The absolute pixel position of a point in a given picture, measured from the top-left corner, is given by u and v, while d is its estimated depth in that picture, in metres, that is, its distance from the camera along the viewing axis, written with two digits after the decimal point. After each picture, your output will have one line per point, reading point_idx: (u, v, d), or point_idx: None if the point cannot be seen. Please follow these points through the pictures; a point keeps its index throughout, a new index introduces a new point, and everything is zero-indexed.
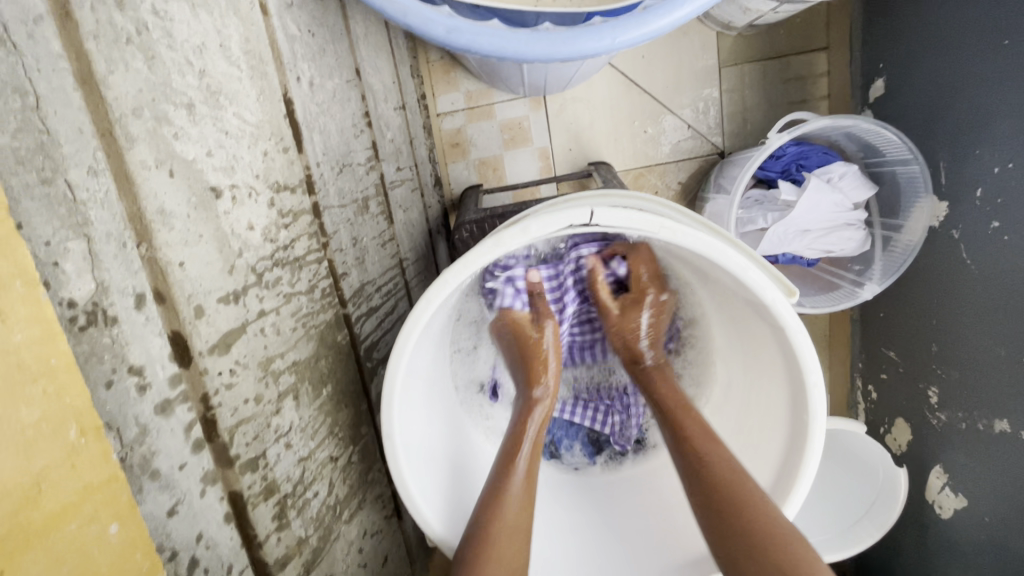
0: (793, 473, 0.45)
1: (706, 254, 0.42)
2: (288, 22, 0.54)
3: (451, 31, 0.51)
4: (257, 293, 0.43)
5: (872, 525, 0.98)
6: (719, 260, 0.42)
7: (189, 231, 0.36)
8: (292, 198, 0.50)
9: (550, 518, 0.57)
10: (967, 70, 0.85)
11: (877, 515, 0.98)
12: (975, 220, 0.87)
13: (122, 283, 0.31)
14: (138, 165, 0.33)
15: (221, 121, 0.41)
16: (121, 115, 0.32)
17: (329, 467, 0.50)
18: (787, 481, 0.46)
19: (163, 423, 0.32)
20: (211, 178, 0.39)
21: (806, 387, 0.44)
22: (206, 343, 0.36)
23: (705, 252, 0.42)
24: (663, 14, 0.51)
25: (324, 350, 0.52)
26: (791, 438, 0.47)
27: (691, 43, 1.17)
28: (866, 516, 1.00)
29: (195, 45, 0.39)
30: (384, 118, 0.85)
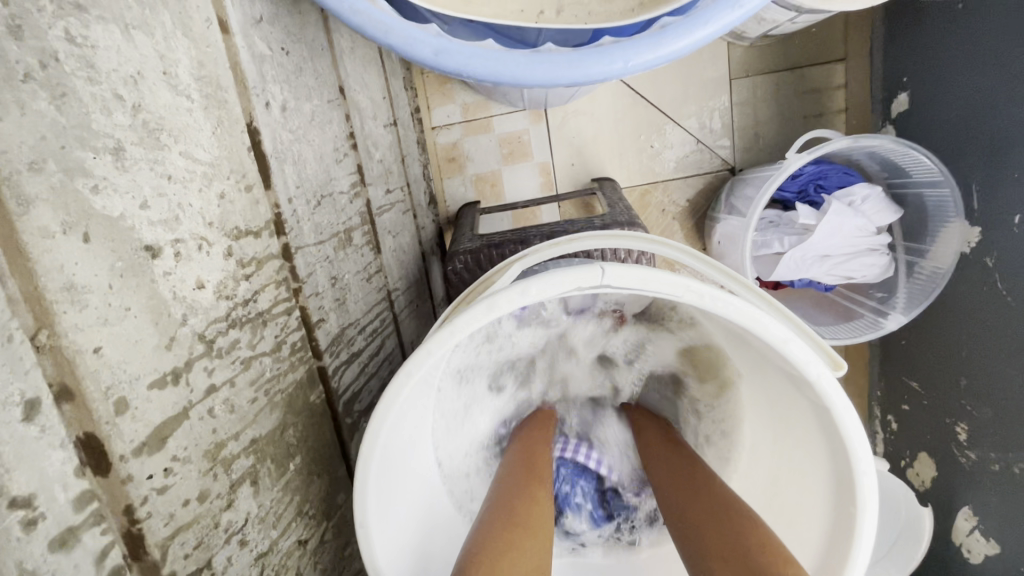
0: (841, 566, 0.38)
1: (739, 321, 0.36)
2: (255, 39, 0.48)
3: (439, 52, 0.45)
4: (206, 365, 0.36)
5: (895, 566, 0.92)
6: (755, 328, 0.36)
7: (111, 305, 0.29)
8: (255, 243, 0.44)
9: None
10: (1004, 87, 0.78)
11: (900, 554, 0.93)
12: (1011, 248, 0.80)
13: (5, 390, 0.24)
14: (37, 233, 0.26)
15: (161, 164, 0.35)
16: (11, 173, 0.25)
17: (295, 556, 0.43)
18: (830, 572, 0.39)
19: (63, 559, 0.26)
20: (146, 235, 0.33)
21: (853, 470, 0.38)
22: (131, 443, 0.29)
23: (738, 319, 0.36)
24: (683, 35, 0.44)
25: (292, 417, 0.45)
26: (832, 528, 0.40)
27: (701, 53, 1.11)
28: (889, 556, 0.94)
29: (128, 76, 0.33)
30: (371, 137, 0.79)
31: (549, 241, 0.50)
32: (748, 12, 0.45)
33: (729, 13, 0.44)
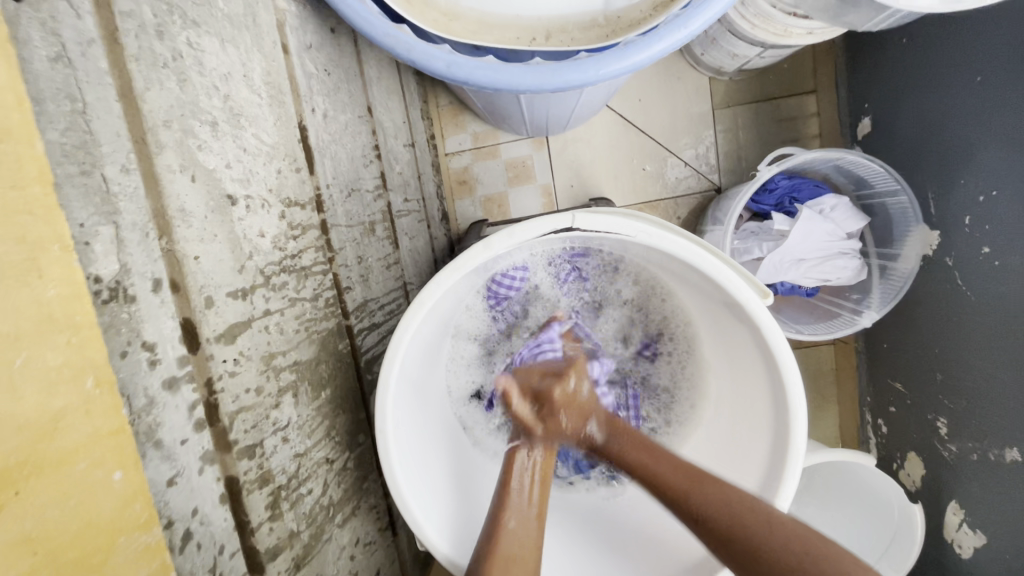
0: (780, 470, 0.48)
1: (682, 256, 0.46)
2: (306, 60, 0.61)
3: (450, 65, 0.57)
4: (264, 293, 0.46)
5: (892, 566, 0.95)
6: (696, 262, 0.46)
7: (205, 229, 0.40)
8: (301, 213, 0.55)
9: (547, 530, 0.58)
10: (943, 106, 0.89)
11: (896, 554, 0.95)
12: (966, 247, 0.89)
13: (143, 268, 0.34)
14: (164, 168, 0.37)
15: (240, 140, 0.46)
16: (153, 126, 0.36)
17: (323, 468, 0.51)
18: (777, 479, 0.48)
19: (169, 398, 0.35)
20: (228, 187, 0.44)
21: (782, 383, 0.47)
22: (214, 331, 0.39)
23: (682, 255, 0.46)
24: (643, 49, 0.56)
25: (325, 354, 0.55)
26: (774, 440, 0.49)
27: (685, 87, 1.24)
28: (885, 556, 0.96)
29: (222, 74, 0.45)
30: (393, 153, 0.91)
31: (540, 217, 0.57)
32: (695, 31, 0.56)
33: (679, 32, 0.56)
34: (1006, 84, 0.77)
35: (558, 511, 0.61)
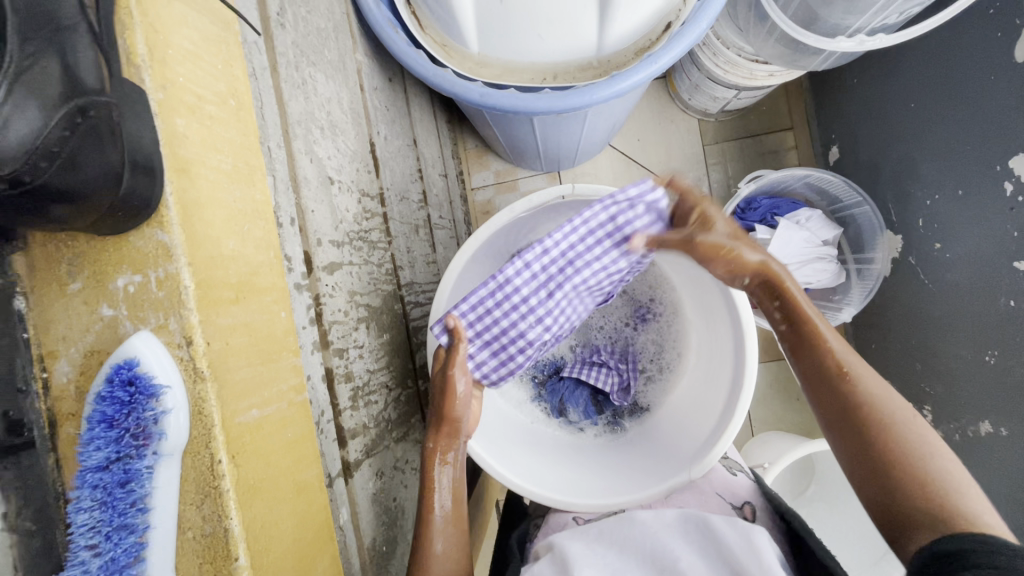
0: (740, 384, 0.64)
1: None
2: (373, 97, 0.81)
3: (483, 95, 0.78)
4: (348, 249, 0.63)
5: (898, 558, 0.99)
6: None
7: (317, 195, 0.58)
8: (370, 203, 0.73)
9: (564, 459, 0.71)
10: (890, 129, 1.06)
11: None
12: (922, 245, 1.02)
13: (286, 209, 0.51)
14: (297, 150, 0.55)
15: (336, 143, 0.65)
16: (293, 123, 0.55)
17: (384, 389, 0.66)
18: (738, 391, 0.64)
19: (297, 296, 0.51)
20: (329, 172, 0.62)
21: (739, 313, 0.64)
22: (321, 263, 0.56)
23: None
24: (626, 79, 0.75)
25: (385, 308, 0.71)
26: (736, 353, 0.65)
27: (677, 128, 1.44)
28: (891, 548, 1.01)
29: (327, 98, 0.64)
30: (430, 178, 1.11)
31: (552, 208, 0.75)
32: (664, 65, 0.75)
33: (651, 66, 0.75)
34: (934, 107, 0.94)
35: (569, 445, 0.75)
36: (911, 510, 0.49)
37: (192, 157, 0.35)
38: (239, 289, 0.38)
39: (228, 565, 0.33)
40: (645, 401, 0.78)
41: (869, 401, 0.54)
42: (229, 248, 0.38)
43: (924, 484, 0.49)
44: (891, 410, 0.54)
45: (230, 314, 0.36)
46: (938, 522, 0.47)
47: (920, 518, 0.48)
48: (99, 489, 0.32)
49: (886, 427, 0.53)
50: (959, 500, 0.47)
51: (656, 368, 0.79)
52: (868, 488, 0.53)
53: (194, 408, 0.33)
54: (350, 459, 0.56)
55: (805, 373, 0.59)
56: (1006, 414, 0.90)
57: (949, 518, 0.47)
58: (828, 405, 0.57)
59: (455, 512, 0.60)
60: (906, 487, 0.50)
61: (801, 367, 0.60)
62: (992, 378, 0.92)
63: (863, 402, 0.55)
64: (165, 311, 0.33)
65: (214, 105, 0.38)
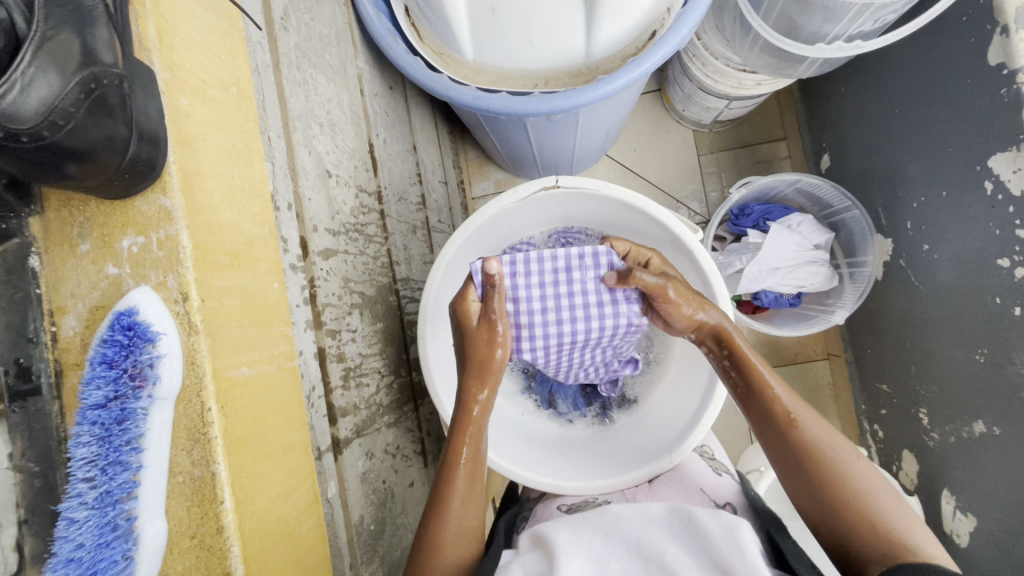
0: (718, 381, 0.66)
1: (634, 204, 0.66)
2: (374, 103, 0.86)
3: (476, 97, 0.82)
4: (344, 238, 0.66)
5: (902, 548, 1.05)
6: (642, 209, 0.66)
7: (315, 185, 0.61)
8: (368, 198, 0.76)
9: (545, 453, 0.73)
10: (875, 134, 1.09)
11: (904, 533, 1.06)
12: (912, 247, 1.04)
13: (283, 195, 0.55)
14: (296, 142, 0.59)
15: (335, 139, 0.69)
16: (293, 118, 0.59)
17: (377, 374, 0.68)
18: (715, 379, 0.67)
19: (292, 276, 0.55)
20: (327, 165, 0.66)
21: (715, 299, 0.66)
22: (317, 248, 0.60)
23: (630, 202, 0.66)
24: (610, 82, 0.79)
25: (380, 297, 0.74)
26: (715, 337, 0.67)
27: (672, 138, 1.48)
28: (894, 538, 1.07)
29: (328, 98, 0.68)
30: (430, 183, 1.15)
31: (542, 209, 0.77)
32: (647, 69, 0.79)
33: (635, 69, 0.78)
34: (915, 111, 0.97)
35: (559, 440, 0.76)
36: (866, 549, 0.52)
37: (196, 133, 0.39)
38: (235, 256, 0.41)
39: (214, 508, 0.35)
40: (633, 394, 0.80)
41: (814, 443, 0.57)
42: (226, 217, 0.41)
43: (859, 509, 0.54)
44: (835, 449, 0.57)
45: (226, 276, 0.39)
46: (889, 557, 0.50)
47: (872, 556, 0.51)
48: (93, 426, 0.34)
49: (830, 464, 0.56)
50: (903, 537, 0.51)
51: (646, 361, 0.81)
52: (823, 527, 0.56)
53: (187, 359, 0.36)
54: (340, 436, 0.58)
55: (748, 411, 0.62)
56: (997, 412, 0.90)
57: (898, 555, 0.50)
58: (778, 447, 0.59)
59: (470, 522, 0.60)
60: (852, 525, 0.54)
61: (751, 413, 0.62)
62: (982, 378, 0.92)
63: (810, 444, 0.57)
64: (164, 269, 0.36)
65: (218, 91, 0.42)
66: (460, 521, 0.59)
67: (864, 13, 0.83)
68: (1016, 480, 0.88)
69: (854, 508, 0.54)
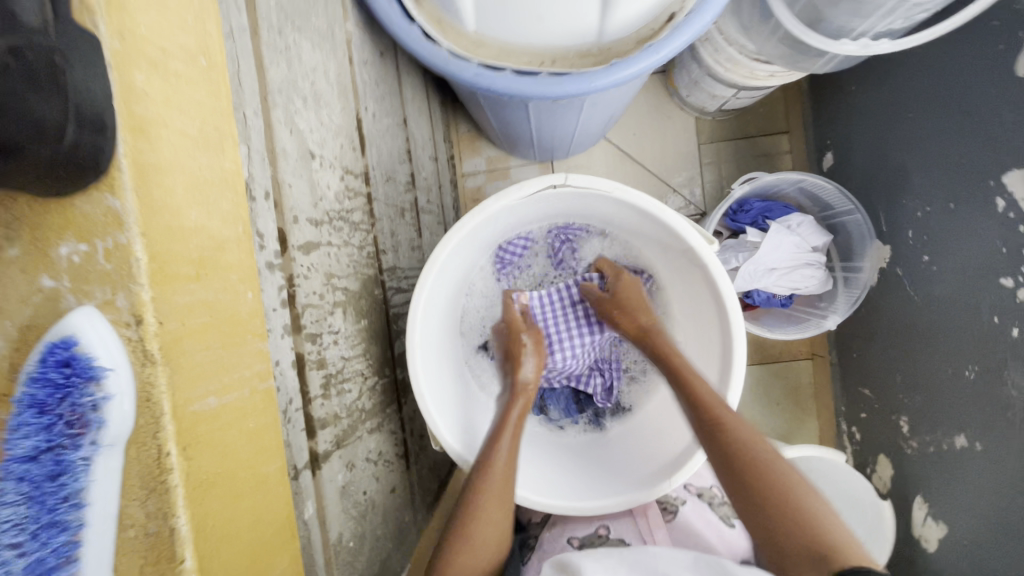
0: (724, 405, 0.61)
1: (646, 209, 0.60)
2: (362, 72, 0.77)
3: (477, 75, 0.75)
4: (327, 228, 0.60)
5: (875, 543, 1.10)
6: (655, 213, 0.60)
7: (295, 169, 0.54)
8: (354, 181, 0.69)
9: (534, 462, 0.68)
10: (884, 135, 1.05)
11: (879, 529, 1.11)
12: (911, 256, 1.02)
13: (260, 182, 0.48)
14: (275, 119, 0.52)
15: (319, 114, 0.61)
16: (272, 90, 0.51)
17: (359, 378, 0.63)
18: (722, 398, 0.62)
19: (268, 275, 0.48)
20: (310, 145, 0.58)
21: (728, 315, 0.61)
22: (297, 242, 0.53)
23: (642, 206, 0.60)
24: (626, 67, 0.74)
25: (365, 292, 0.68)
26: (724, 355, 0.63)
27: (674, 125, 1.42)
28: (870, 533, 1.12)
29: (313, 67, 0.60)
30: (420, 160, 1.07)
31: (544, 206, 0.70)
32: (664, 57, 0.75)
33: (653, 55, 0.74)
34: (931, 115, 0.94)
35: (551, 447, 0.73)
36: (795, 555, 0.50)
37: (154, 116, 0.32)
38: (201, 265, 0.35)
39: (172, 568, 0.31)
40: (627, 402, 0.78)
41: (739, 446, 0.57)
42: (190, 219, 0.34)
43: (796, 513, 0.52)
44: (760, 452, 0.56)
45: (190, 290, 0.33)
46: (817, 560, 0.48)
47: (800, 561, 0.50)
48: (23, 480, 0.28)
49: (761, 466, 0.55)
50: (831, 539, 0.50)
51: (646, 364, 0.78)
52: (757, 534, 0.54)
53: (141, 395, 0.30)
54: (318, 450, 0.53)
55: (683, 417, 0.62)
56: (981, 428, 0.91)
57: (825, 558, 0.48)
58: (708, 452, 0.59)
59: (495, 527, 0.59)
60: (781, 529, 0.52)
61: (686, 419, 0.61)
62: (970, 394, 0.92)
63: (736, 447, 0.56)
64: (113, 286, 0.30)
65: (182, 63, 0.35)
66: (489, 513, 0.58)
67: (896, 11, 0.77)
68: (992, 495, 0.90)
69: (786, 511, 0.52)
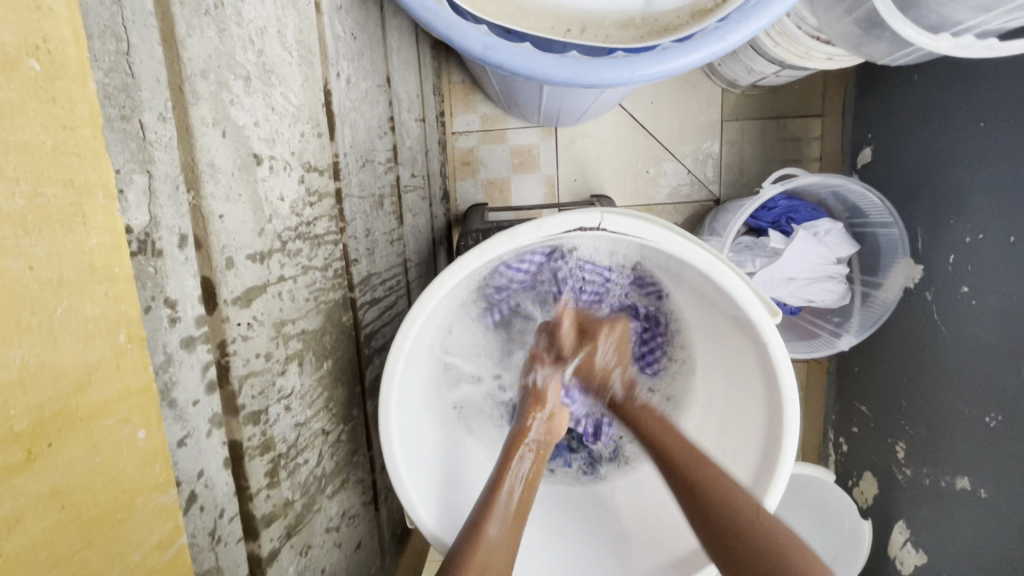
0: (763, 492, 0.52)
1: (691, 260, 0.50)
2: (335, 22, 0.58)
3: (486, 48, 0.57)
4: (279, 258, 0.45)
5: (846, 565, 1.01)
6: (702, 265, 0.50)
7: (231, 188, 0.39)
8: (319, 179, 0.53)
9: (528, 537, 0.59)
10: (945, 141, 0.92)
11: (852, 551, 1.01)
12: (947, 283, 0.93)
13: (170, 222, 0.33)
14: (198, 120, 0.35)
15: (270, 98, 0.44)
16: (191, 75, 0.35)
17: (320, 439, 0.51)
18: (762, 488, 0.52)
19: (185, 356, 0.35)
20: (255, 146, 0.42)
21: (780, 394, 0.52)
22: (231, 293, 0.38)
23: (686, 256, 0.50)
24: (679, 57, 0.57)
25: (330, 326, 0.54)
26: (767, 433, 0.53)
27: (698, 95, 1.24)
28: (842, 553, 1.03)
29: (259, 27, 0.43)
30: (405, 126, 0.89)
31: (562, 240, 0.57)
32: (731, 45, 0.57)
33: (716, 43, 0.56)
34: (1005, 129, 0.80)
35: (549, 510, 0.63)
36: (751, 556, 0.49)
37: None
38: (36, 438, 0.24)
39: None
40: (626, 452, 0.69)
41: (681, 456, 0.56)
42: (16, 366, 0.23)
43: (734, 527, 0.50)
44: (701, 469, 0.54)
45: (15, 493, 0.23)
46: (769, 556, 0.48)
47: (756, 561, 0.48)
48: None
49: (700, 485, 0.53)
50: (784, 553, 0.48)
51: (659, 414, 0.66)
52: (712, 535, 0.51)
53: None
54: (262, 555, 0.42)
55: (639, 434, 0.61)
56: (989, 476, 0.85)
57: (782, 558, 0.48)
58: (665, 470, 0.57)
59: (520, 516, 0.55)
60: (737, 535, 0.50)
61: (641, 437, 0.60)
62: (985, 441, 0.86)
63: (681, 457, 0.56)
64: None
65: None
66: (493, 561, 0.50)
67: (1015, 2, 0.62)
68: (985, 544, 0.85)
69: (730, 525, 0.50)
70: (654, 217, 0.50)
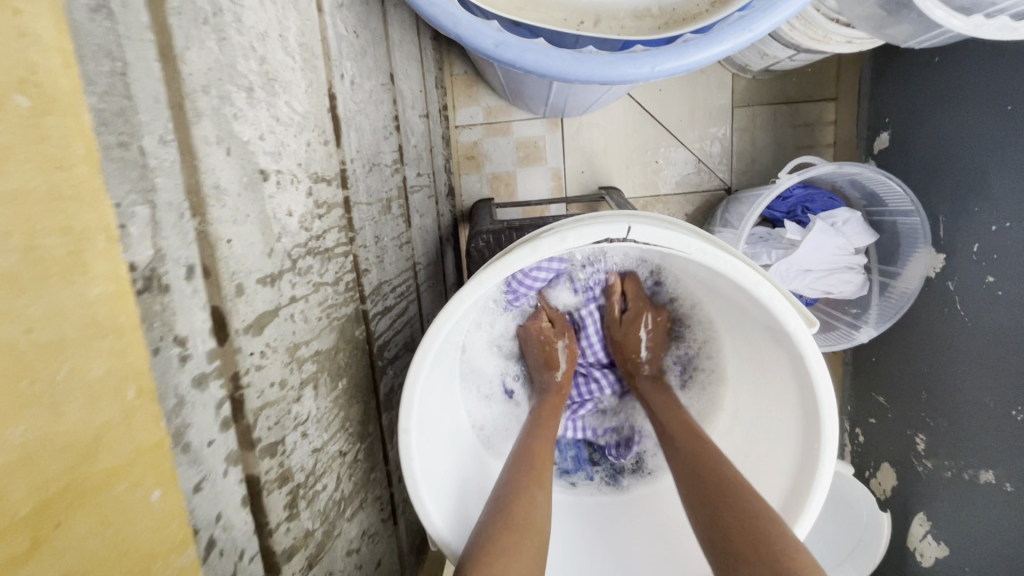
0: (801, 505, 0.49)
1: (720, 269, 0.47)
2: (337, 20, 0.55)
3: (499, 45, 0.54)
4: (290, 279, 0.43)
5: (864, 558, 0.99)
6: (731, 274, 0.47)
7: (238, 210, 0.36)
8: (327, 189, 0.50)
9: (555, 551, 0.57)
10: (969, 125, 0.89)
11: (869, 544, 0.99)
12: (972, 273, 0.90)
13: (177, 253, 0.31)
14: (201, 140, 0.33)
15: (274, 107, 0.41)
16: (192, 91, 0.32)
17: (338, 461, 0.49)
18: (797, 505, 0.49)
19: (198, 395, 0.33)
20: (261, 161, 0.39)
21: (818, 416, 0.49)
22: (243, 322, 0.36)
23: (716, 265, 0.47)
24: (702, 49, 0.53)
25: (343, 342, 0.52)
26: (801, 456, 0.50)
27: (708, 81, 1.20)
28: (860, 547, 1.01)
29: (260, 33, 0.40)
30: (410, 124, 0.86)
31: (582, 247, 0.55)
32: (757, 35, 0.53)
33: (742, 34, 0.53)
34: None
35: (572, 524, 0.61)
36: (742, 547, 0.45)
37: None
38: (41, 523, 0.23)
39: None
40: (649, 464, 0.68)
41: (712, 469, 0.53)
42: (15, 445, 0.22)
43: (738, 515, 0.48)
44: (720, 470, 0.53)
45: None
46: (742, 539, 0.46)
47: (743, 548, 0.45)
48: None
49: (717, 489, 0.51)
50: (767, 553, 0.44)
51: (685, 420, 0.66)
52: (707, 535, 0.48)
53: None
54: None
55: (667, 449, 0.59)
56: (1016, 469, 0.83)
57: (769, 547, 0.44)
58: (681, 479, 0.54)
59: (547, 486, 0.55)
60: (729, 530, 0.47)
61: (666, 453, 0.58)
62: (1012, 434, 0.84)
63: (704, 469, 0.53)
64: None
65: None
66: (527, 541, 0.48)
67: None
68: (1012, 539, 0.84)
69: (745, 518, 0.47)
70: (682, 225, 0.47)
